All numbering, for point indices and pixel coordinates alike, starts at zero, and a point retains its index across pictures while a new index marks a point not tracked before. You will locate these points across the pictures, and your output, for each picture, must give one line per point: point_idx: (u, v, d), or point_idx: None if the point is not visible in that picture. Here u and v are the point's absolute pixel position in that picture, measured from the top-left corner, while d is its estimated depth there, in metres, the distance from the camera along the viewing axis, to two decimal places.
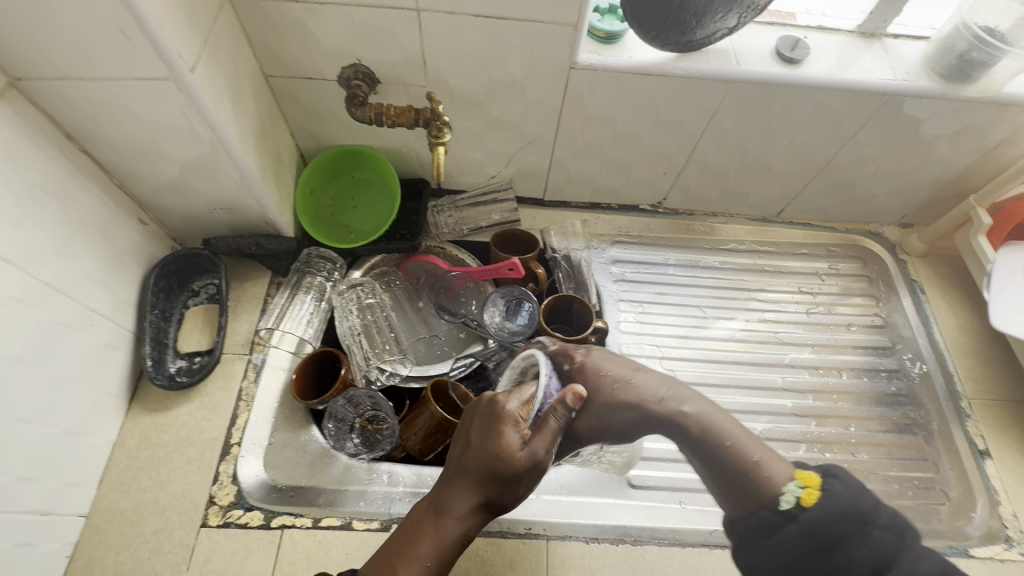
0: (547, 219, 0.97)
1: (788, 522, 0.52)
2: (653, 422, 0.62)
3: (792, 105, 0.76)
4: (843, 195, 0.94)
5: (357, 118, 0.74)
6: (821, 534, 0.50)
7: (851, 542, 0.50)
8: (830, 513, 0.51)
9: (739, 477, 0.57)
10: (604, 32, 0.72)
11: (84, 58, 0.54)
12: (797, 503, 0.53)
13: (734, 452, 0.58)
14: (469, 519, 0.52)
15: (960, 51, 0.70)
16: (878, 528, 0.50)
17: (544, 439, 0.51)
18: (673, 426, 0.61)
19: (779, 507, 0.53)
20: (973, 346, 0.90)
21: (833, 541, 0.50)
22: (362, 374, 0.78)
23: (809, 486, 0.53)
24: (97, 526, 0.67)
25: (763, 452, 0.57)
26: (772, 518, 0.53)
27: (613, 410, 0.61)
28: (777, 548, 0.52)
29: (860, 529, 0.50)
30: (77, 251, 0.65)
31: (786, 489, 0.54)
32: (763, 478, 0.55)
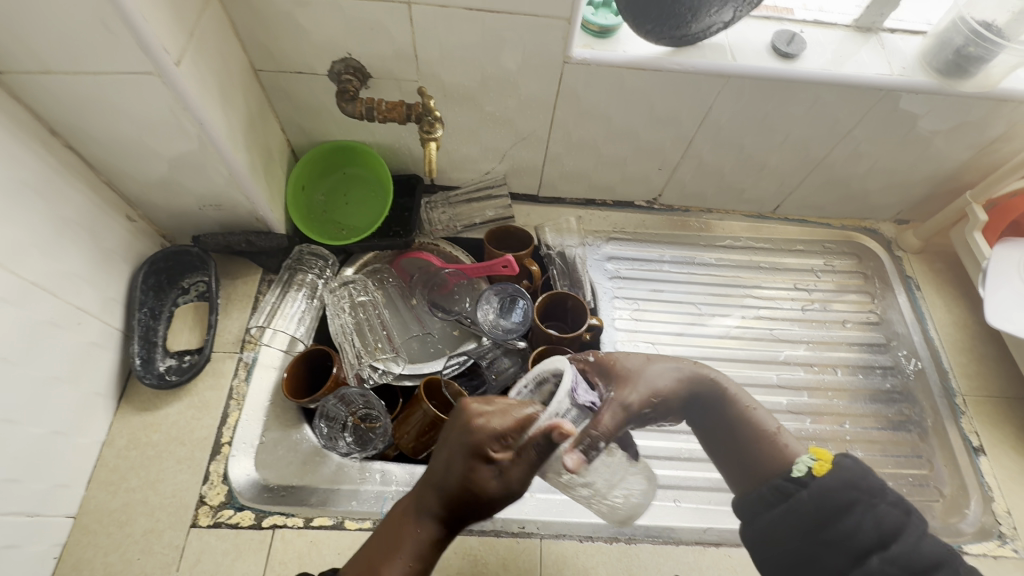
0: (541, 216, 0.96)
1: (799, 489, 0.54)
2: (693, 391, 0.70)
3: (788, 101, 0.75)
4: (838, 192, 0.94)
5: (348, 113, 0.73)
6: (827, 501, 0.53)
7: (857, 510, 0.52)
8: (839, 483, 0.54)
9: (756, 443, 0.65)
10: (598, 27, 0.71)
11: (68, 51, 0.52)
12: (808, 472, 0.56)
13: (753, 422, 0.68)
14: (446, 529, 0.53)
15: (957, 45, 0.70)
16: (886, 503, 0.52)
17: (522, 468, 0.51)
18: (709, 393, 0.71)
19: (790, 475, 0.56)
20: (968, 342, 0.90)
21: (839, 509, 0.52)
22: (355, 372, 0.77)
23: (821, 459, 0.58)
24: (85, 527, 0.66)
25: (780, 428, 0.69)
26: (784, 485, 0.56)
27: (663, 380, 0.69)
28: (786, 514, 0.54)
29: (867, 500, 0.53)
30: (63, 249, 0.64)
31: (798, 462, 0.57)
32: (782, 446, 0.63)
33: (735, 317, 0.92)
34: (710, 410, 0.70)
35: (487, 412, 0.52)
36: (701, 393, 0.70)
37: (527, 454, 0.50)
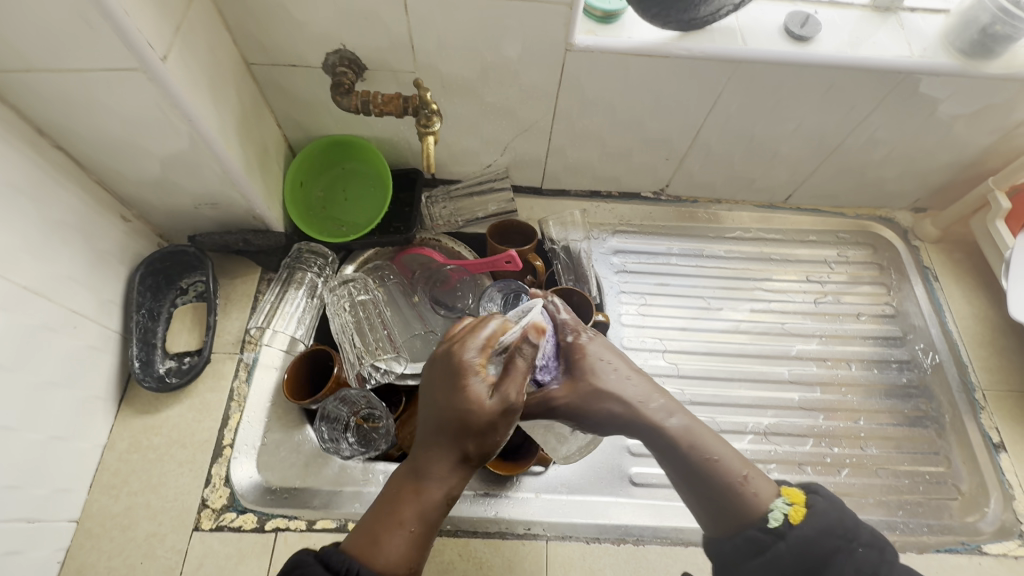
0: (545, 209, 0.94)
1: (776, 540, 0.51)
2: (634, 424, 0.57)
3: (801, 85, 0.72)
4: (854, 179, 0.90)
5: (343, 107, 0.71)
6: (809, 548, 0.50)
7: (839, 558, 0.49)
8: (817, 529, 0.50)
9: (721, 498, 0.54)
10: (602, 11, 0.68)
11: (49, 47, 0.50)
12: (785, 520, 0.51)
13: (717, 469, 0.55)
14: (448, 481, 0.50)
15: (983, 23, 0.66)
16: (862, 545, 0.50)
17: (514, 379, 0.50)
18: (660, 436, 0.56)
19: (767, 525, 0.52)
20: (988, 334, 0.87)
21: (818, 559, 0.49)
22: (355, 372, 0.75)
23: (795, 503, 0.52)
24: (88, 531, 0.66)
25: (748, 471, 0.55)
26: (760, 537, 0.52)
27: (601, 402, 0.57)
28: (765, 568, 0.51)
29: (845, 546, 0.50)
30: (55, 252, 0.63)
31: (774, 505, 0.53)
32: (750, 496, 0.53)
33: (745, 310, 0.90)
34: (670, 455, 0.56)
35: (462, 334, 0.52)
36: (642, 430, 0.57)
37: (516, 366, 0.50)
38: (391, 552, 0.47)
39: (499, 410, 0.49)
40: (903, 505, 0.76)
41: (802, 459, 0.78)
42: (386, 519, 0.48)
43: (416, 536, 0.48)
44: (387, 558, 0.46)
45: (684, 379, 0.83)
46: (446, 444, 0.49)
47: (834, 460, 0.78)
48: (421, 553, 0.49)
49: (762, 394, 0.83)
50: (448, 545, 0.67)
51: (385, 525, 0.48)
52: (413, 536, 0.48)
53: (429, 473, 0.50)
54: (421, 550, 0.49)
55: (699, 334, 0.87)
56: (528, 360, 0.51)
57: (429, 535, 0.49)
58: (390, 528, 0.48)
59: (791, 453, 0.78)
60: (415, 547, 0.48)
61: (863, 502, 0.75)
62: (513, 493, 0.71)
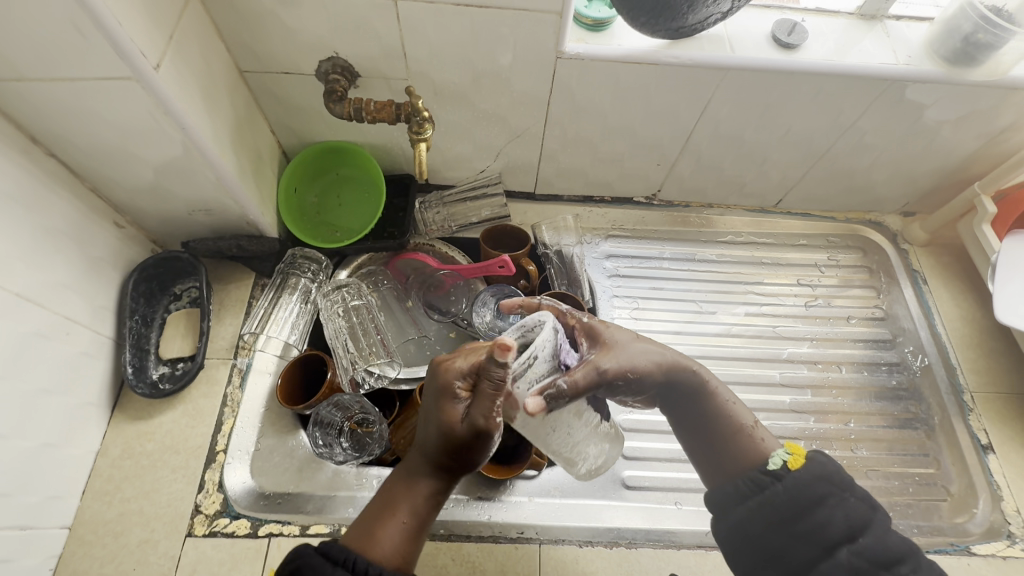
0: (538, 214, 0.94)
1: (774, 481, 0.52)
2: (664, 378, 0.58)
3: (789, 92, 0.72)
4: (843, 184, 0.91)
5: (336, 114, 0.71)
6: (802, 491, 0.51)
7: (829, 502, 0.50)
8: (813, 475, 0.52)
9: (732, 438, 0.57)
10: (592, 20, 0.69)
11: (41, 56, 0.51)
12: (784, 465, 0.53)
13: (733, 412, 0.58)
14: (440, 482, 0.51)
15: (966, 32, 0.67)
16: (853, 495, 0.51)
17: (479, 404, 0.47)
18: (686, 384, 0.59)
19: (767, 466, 0.53)
20: (977, 337, 0.88)
21: (809, 501, 0.50)
22: (349, 377, 0.75)
23: (795, 453, 0.54)
24: (80, 538, 0.66)
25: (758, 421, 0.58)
26: (758, 477, 0.53)
27: (639, 358, 0.57)
28: (759, 508, 0.52)
29: (838, 493, 0.51)
30: (48, 259, 0.63)
31: (775, 452, 0.54)
32: (757, 440, 0.56)
33: (738, 313, 0.90)
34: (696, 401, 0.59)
35: (457, 355, 0.52)
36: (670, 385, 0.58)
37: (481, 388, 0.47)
38: (383, 545, 0.48)
39: (473, 427, 0.47)
40: (893, 506, 0.76)
41: None
42: (380, 512, 0.50)
43: (408, 531, 0.49)
44: (380, 548, 0.47)
45: None
46: (436, 449, 0.50)
47: None
48: (413, 548, 0.49)
49: (753, 397, 0.83)
50: (442, 549, 0.67)
51: (378, 519, 0.49)
52: (404, 532, 0.49)
53: (423, 473, 0.51)
54: (413, 547, 0.49)
55: (692, 337, 0.88)
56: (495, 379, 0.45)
57: (420, 533, 0.50)
58: (383, 520, 0.49)
59: None
60: (407, 544, 0.49)
61: None
62: (507, 497, 0.71)
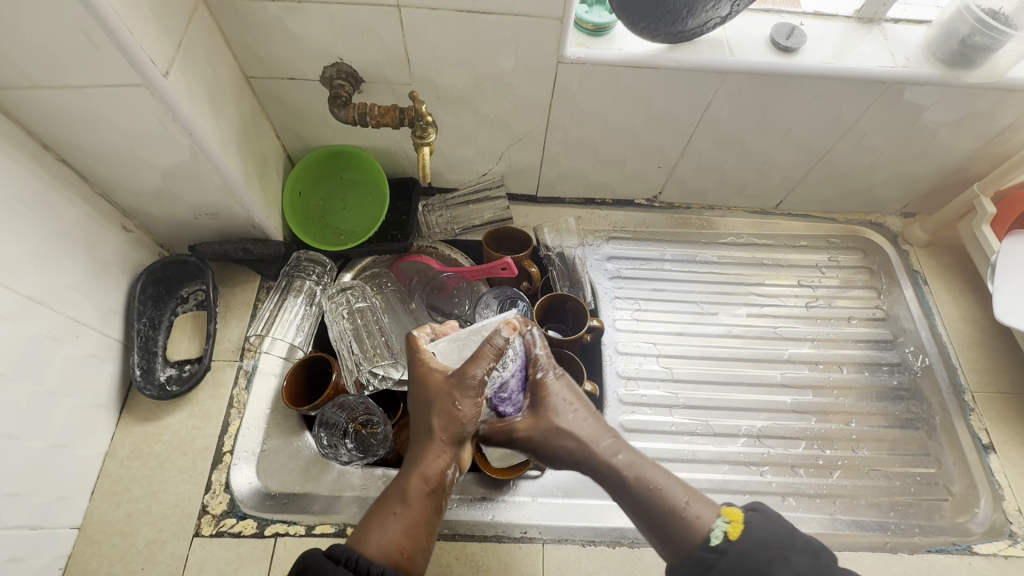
0: (541, 216, 0.95)
1: (718, 557, 0.49)
2: (581, 461, 0.56)
3: (788, 95, 0.73)
4: (843, 185, 0.92)
5: (341, 119, 0.72)
6: (745, 563, 0.48)
7: (775, 568, 0.47)
8: (753, 542, 0.48)
9: (663, 524, 0.52)
10: (593, 25, 0.70)
11: (54, 66, 0.52)
12: (725, 537, 0.49)
13: (661, 493, 0.53)
14: (433, 462, 0.53)
15: (962, 35, 0.68)
16: (797, 553, 0.48)
17: (476, 361, 0.55)
18: (607, 471, 0.55)
19: (708, 543, 0.50)
20: (977, 337, 0.88)
21: (755, 572, 0.47)
22: (353, 379, 0.77)
23: (733, 519, 0.50)
24: (89, 538, 0.67)
25: (690, 500, 0.52)
26: (702, 556, 0.49)
27: (565, 438, 0.57)
28: None
29: (780, 554, 0.48)
30: (58, 262, 0.64)
31: (715, 523, 0.50)
32: (691, 519, 0.51)
33: (739, 314, 0.91)
34: (617, 488, 0.55)
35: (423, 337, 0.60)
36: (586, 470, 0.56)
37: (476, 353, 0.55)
38: (380, 537, 0.48)
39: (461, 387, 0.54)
40: (895, 506, 0.77)
41: (795, 461, 0.79)
42: (376, 513, 0.50)
43: (408, 521, 0.50)
44: (382, 545, 0.48)
45: (678, 383, 0.84)
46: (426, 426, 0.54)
47: (827, 462, 0.79)
48: (417, 538, 0.49)
49: (754, 398, 0.84)
50: (445, 549, 0.67)
51: (376, 515, 0.50)
52: (403, 522, 0.50)
53: (413, 460, 0.53)
54: (413, 538, 0.49)
55: (693, 338, 0.88)
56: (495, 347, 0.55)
57: (419, 526, 0.50)
58: (379, 519, 0.50)
59: (784, 455, 0.79)
60: (406, 535, 0.49)
61: (855, 502, 0.76)
62: (510, 497, 0.72)
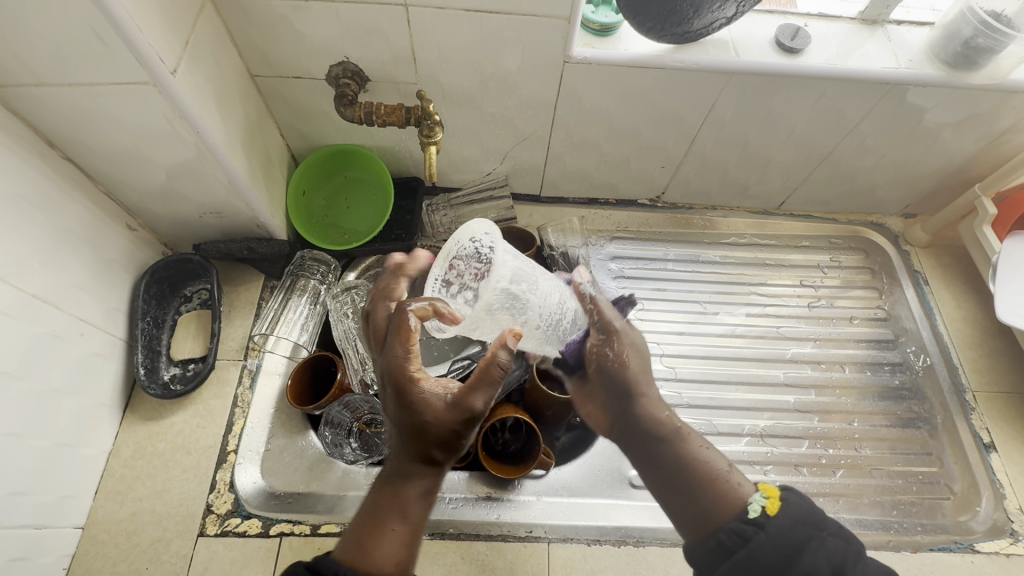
0: (544, 216, 0.96)
1: (757, 531, 0.48)
2: (635, 399, 0.61)
3: (791, 97, 0.74)
4: (845, 186, 0.92)
5: (347, 118, 0.73)
6: (783, 539, 0.47)
7: (812, 547, 0.47)
8: (791, 520, 0.48)
9: (704, 487, 0.53)
10: (599, 25, 0.70)
11: (59, 61, 0.52)
12: (763, 512, 0.49)
13: (703, 459, 0.55)
14: (426, 478, 0.52)
15: (965, 37, 0.68)
16: (830, 535, 0.47)
17: (478, 389, 0.51)
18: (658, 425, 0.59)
19: (746, 515, 0.49)
20: (978, 337, 0.89)
21: (794, 549, 0.46)
22: (359, 379, 0.75)
23: (771, 496, 0.50)
24: (93, 537, 0.66)
25: (731, 468, 0.54)
26: (741, 528, 0.49)
27: (638, 359, 0.63)
28: (746, 563, 0.47)
29: (816, 534, 0.47)
30: (63, 261, 0.64)
31: (752, 497, 0.50)
32: (733, 486, 0.52)
33: (741, 314, 0.91)
34: (662, 443, 0.57)
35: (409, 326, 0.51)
36: (641, 409, 0.60)
37: (484, 376, 0.50)
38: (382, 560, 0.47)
39: (457, 417, 0.50)
40: (897, 505, 0.77)
41: (798, 460, 0.80)
42: (370, 524, 0.49)
43: (404, 535, 0.49)
44: (379, 563, 0.47)
45: (681, 382, 0.85)
46: (414, 445, 0.51)
47: (829, 461, 0.80)
48: (412, 552, 0.49)
49: (756, 397, 0.84)
50: (451, 548, 0.67)
51: (371, 534, 0.49)
52: (401, 539, 0.49)
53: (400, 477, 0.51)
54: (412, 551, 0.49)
55: (696, 338, 0.88)
56: (502, 370, 0.50)
57: (415, 538, 0.50)
58: (376, 535, 0.49)
59: (787, 455, 0.80)
60: (403, 550, 0.49)
61: (858, 502, 0.77)
62: (515, 497, 0.72)
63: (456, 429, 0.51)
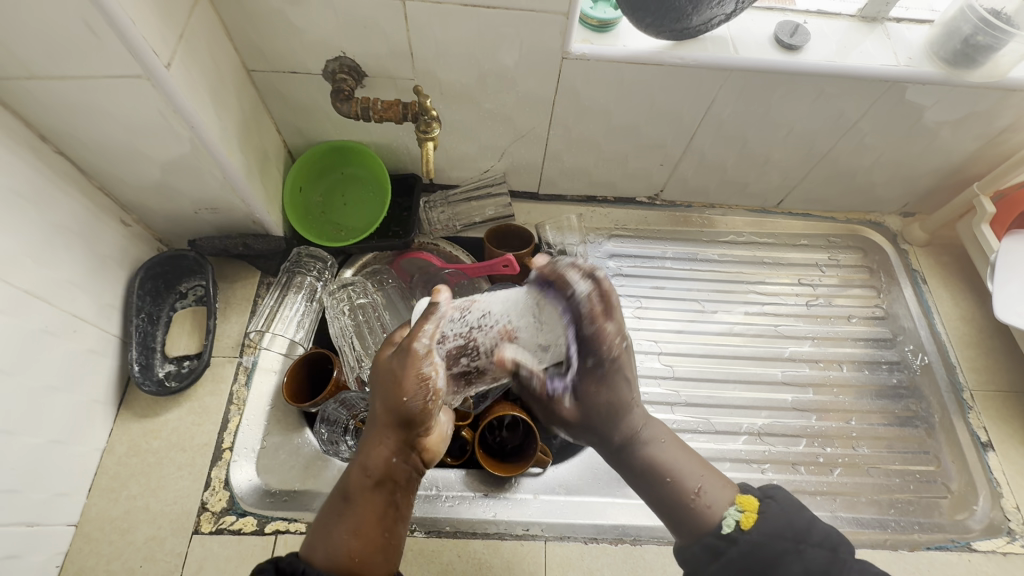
0: (542, 214, 0.95)
1: (729, 546, 0.49)
2: (597, 428, 0.54)
3: (790, 93, 0.73)
4: (843, 185, 0.92)
5: (342, 113, 0.72)
6: (757, 554, 0.48)
7: (787, 559, 0.47)
8: (766, 534, 0.49)
9: (676, 509, 0.52)
10: (598, 21, 0.69)
11: (52, 54, 0.51)
12: (737, 527, 0.50)
13: (675, 479, 0.53)
14: (381, 455, 0.48)
15: (964, 34, 0.68)
16: (809, 545, 0.48)
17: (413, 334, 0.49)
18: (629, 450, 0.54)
19: (720, 530, 0.50)
20: (976, 336, 0.89)
21: (767, 563, 0.48)
22: (355, 375, 0.76)
23: (747, 509, 0.50)
24: (87, 535, 0.66)
25: (705, 483, 0.52)
26: (713, 543, 0.50)
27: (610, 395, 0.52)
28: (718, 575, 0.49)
29: (793, 546, 0.48)
30: (56, 257, 0.63)
31: (726, 512, 0.51)
32: (703, 509, 0.51)
33: (739, 313, 0.91)
34: (635, 469, 0.54)
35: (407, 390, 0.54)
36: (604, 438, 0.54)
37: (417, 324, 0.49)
38: (325, 545, 0.45)
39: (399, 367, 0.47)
40: (894, 503, 0.77)
41: (795, 459, 0.79)
42: (331, 506, 0.48)
43: (353, 520, 0.46)
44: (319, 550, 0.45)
45: (680, 381, 0.84)
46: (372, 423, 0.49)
47: (827, 460, 0.80)
48: (360, 536, 0.46)
49: (753, 395, 0.84)
50: (447, 546, 0.67)
51: (323, 517, 0.48)
52: (350, 518, 0.46)
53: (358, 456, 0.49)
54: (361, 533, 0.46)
55: (694, 336, 0.88)
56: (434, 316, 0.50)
57: (364, 519, 0.46)
58: (327, 518, 0.47)
59: (785, 453, 0.80)
60: (349, 531, 0.46)
61: (855, 500, 0.77)
62: (512, 494, 0.72)
63: (404, 386, 0.46)
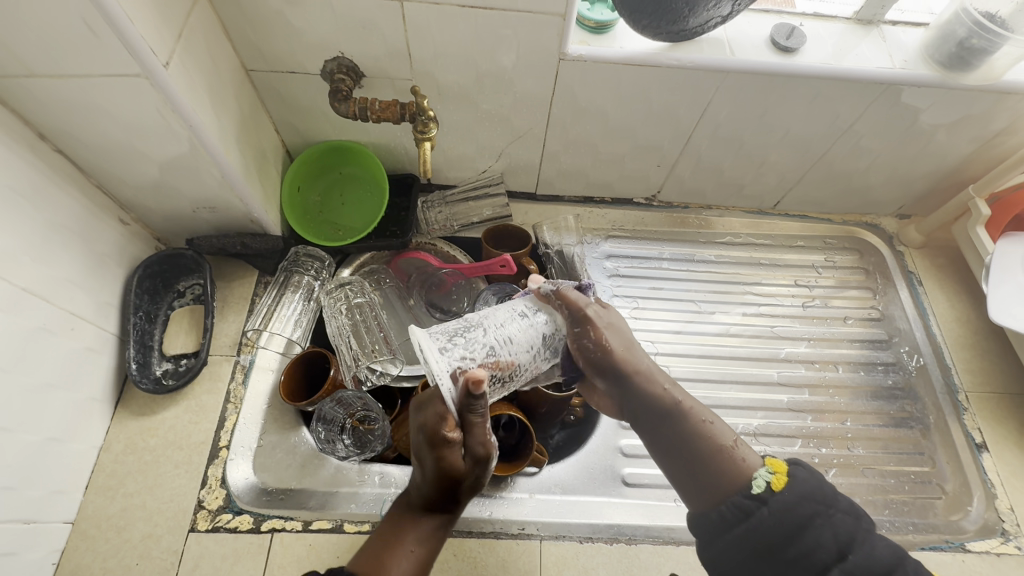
0: (539, 214, 0.96)
1: (759, 506, 0.49)
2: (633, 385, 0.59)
3: (786, 95, 0.74)
4: (840, 187, 0.92)
5: (341, 113, 0.72)
6: (788, 514, 0.48)
7: (817, 523, 0.47)
8: (798, 495, 0.49)
9: (711, 460, 0.54)
10: (595, 22, 0.70)
11: (50, 53, 0.52)
12: (767, 487, 0.50)
13: (708, 433, 0.56)
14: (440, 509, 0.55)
15: (960, 37, 0.68)
16: (839, 511, 0.48)
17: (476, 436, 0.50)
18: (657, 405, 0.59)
19: (751, 491, 0.50)
20: (971, 337, 0.89)
21: (798, 525, 0.47)
22: (352, 374, 0.76)
23: (777, 471, 0.51)
24: (84, 532, 0.66)
25: (738, 440, 0.56)
26: (743, 502, 0.50)
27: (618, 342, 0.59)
28: (747, 535, 0.49)
29: (824, 511, 0.48)
30: (54, 255, 0.63)
31: (758, 472, 0.51)
32: (737, 460, 0.53)
33: (736, 314, 0.91)
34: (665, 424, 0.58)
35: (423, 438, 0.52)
36: (641, 395, 0.59)
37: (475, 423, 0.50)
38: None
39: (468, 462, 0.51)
40: (888, 504, 0.77)
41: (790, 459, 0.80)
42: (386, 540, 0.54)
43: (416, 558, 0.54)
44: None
45: (675, 381, 0.85)
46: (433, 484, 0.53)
47: (822, 460, 0.80)
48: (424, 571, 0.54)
49: (749, 396, 0.84)
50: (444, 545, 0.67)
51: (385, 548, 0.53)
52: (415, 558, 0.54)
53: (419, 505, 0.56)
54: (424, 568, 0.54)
55: (691, 337, 0.89)
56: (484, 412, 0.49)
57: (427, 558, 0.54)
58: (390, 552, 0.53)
59: (780, 454, 0.80)
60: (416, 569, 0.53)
61: None
62: (507, 494, 0.71)
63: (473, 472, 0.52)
